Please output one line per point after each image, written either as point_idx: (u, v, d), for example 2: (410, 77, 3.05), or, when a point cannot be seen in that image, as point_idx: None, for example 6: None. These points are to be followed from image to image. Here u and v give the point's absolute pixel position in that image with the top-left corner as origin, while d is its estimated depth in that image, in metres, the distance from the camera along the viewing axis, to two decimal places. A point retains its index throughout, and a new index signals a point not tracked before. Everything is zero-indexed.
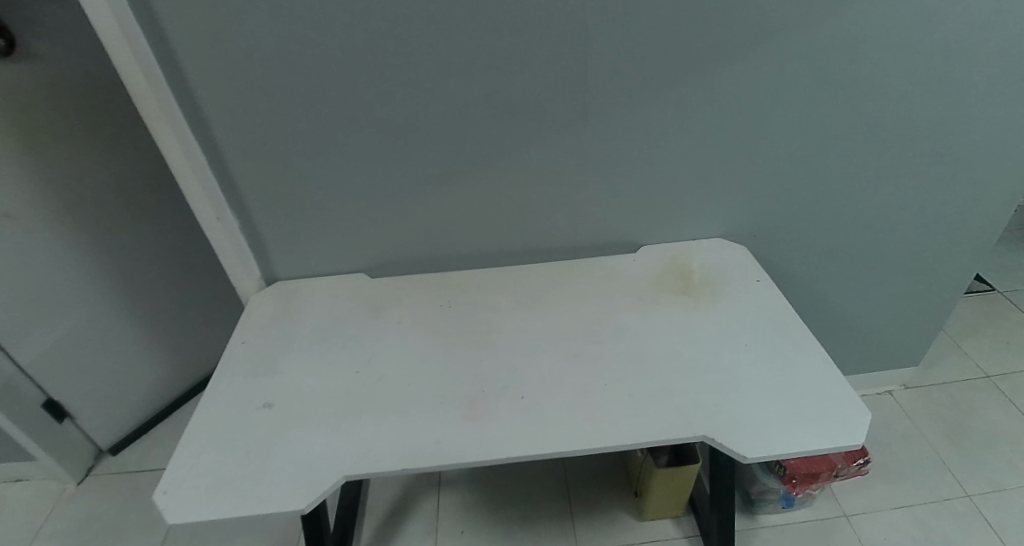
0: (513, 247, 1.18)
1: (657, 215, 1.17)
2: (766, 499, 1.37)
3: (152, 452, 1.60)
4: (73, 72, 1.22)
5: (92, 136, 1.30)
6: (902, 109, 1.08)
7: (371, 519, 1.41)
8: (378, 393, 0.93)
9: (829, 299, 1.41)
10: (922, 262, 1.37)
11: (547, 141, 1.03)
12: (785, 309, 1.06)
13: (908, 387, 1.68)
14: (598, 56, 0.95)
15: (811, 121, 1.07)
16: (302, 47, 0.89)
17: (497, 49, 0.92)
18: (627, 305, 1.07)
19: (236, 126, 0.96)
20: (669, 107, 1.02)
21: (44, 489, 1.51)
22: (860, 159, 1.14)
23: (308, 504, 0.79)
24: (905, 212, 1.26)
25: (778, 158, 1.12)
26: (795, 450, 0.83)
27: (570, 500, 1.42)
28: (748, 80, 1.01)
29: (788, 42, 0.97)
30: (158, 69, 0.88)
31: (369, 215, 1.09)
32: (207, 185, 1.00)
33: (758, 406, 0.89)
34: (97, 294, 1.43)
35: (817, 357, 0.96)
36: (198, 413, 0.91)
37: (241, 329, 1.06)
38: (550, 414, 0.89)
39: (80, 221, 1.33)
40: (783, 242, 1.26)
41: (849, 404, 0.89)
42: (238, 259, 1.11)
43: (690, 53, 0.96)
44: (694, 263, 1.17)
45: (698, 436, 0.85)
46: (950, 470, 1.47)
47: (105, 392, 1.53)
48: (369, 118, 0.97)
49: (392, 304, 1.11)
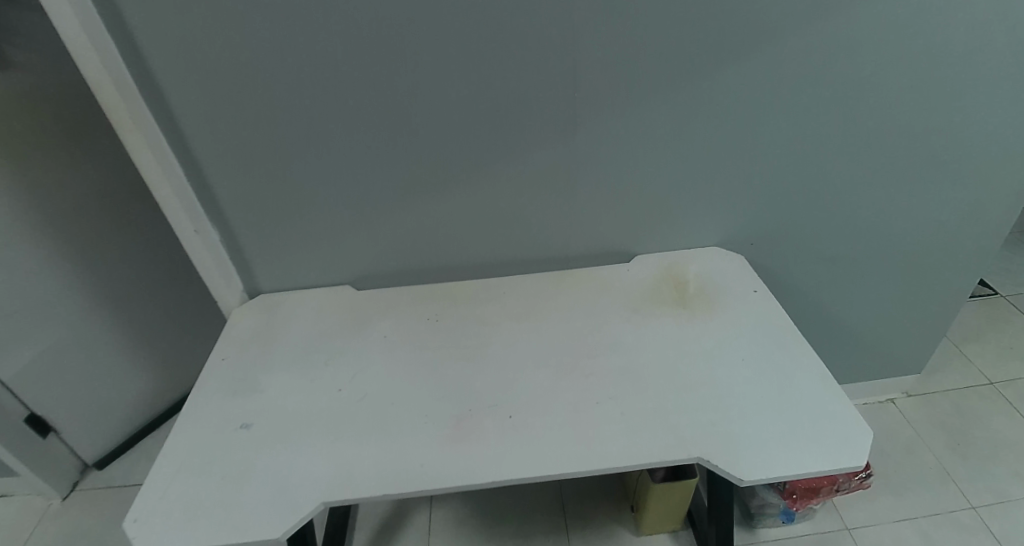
0: (503, 257, 1.15)
1: (652, 223, 1.14)
2: (765, 513, 1.34)
3: (140, 466, 1.57)
4: (51, 81, 1.19)
5: (72, 145, 1.26)
6: (902, 114, 1.05)
7: (361, 534, 1.37)
8: (360, 412, 0.90)
9: (828, 307, 1.38)
10: (924, 268, 1.33)
11: (535, 149, 1.00)
12: (783, 321, 1.02)
13: (911, 395, 1.65)
14: (588, 61, 0.92)
15: (808, 125, 1.04)
16: (281, 53, 0.86)
17: (482, 55, 0.89)
18: (620, 318, 1.04)
19: (213, 137, 0.93)
20: (663, 113, 0.99)
21: (28, 505, 1.48)
22: (859, 164, 1.11)
23: (285, 531, 0.76)
24: (907, 217, 1.22)
25: (773, 164, 1.08)
26: (795, 472, 0.80)
27: (566, 514, 1.39)
28: (744, 84, 0.97)
29: (784, 46, 0.94)
30: (130, 78, 0.85)
31: (354, 225, 1.06)
32: (184, 196, 0.97)
33: (757, 425, 0.85)
34: (80, 306, 1.40)
35: (817, 372, 0.93)
36: (174, 435, 0.88)
37: (221, 345, 1.03)
38: (540, 434, 0.85)
39: (60, 231, 1.30)
40: (781, 250, 1.23)
41: (850, 422, 0.85)
42: (219, 272, 1.08)
43: (683, 58, 0.93)
44: (689, 273, 1.14)
45: (693, 458, 0.82)
46: (953, 480, 1.44)
47: (90, 405, 1.50)
48: (353, 126, 0.94)
49: (378, 318, 1.07)
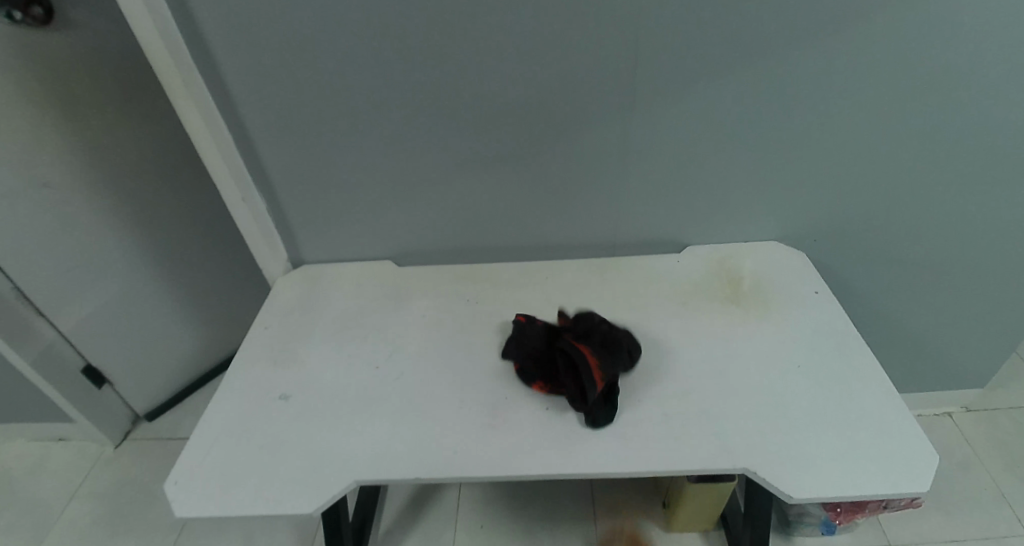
0: (547, 241, 1.12)
1: (707, 213, 1.08)
2: (803, 521, 1.29)
3: (185, 421, 1.63)
4: (109, 44, 1.21)
5: (127, 106, 1.29)
6: (998, 110, 0.95)
7: (391, 506, 1.39)
8: (396, 391, 0.90)
9: (889, 312, 1.29)
10: (1002, 278, 1.22)
11: (588, 130, 0.95)
12: (845, 327, 0.96)
13: (971, 410, 1.54)
14: (651, 39, 0.85)
15: (887, 118, 0.95)
16: (329, 22, 0.83)
17: (537, 29, 0.84)
18: (667, 313, 1.00)
19: (262, 106, 0.92)
20: (729, 96, 0.92)
21: (84, 451, 1.57)
22: (941, 162, 1.02)
23: (318, 507, 0.76)
24: (989, 223, 1.12)
25: (843, 159, 1.01)
26: (849, 493, 0.75)
27: (593, 503, 1.37)
28: (820, 71, 0.89)
29: (869, 31, 0.85)
30: (182, 43, 0.85)
31: (398, 201, 1.05)
32: (233, 164, 0.98)
33: (809, 438, 0.80)
34: (133, 265, 1.44)
35: (879, 385, 0.87)
36: (215, 399, 0.90)
37: (264, 313, 1.04)
38: (577, 427, 0.83)
39: (116, 192, 1.34)
40: (845, 249, 1.15)
41: (914, 443, 0.79)
42: (264, 240, 1.08)
43: (754, 40, 0.86)
44: (744, 268, 1.08)
45: (738, 469, 0.78)
46: (1012, 505, 1.34)
47: (141, 360, 1.56)
48: (401, 98, 0.91)
49: (417, 296, 1.06)
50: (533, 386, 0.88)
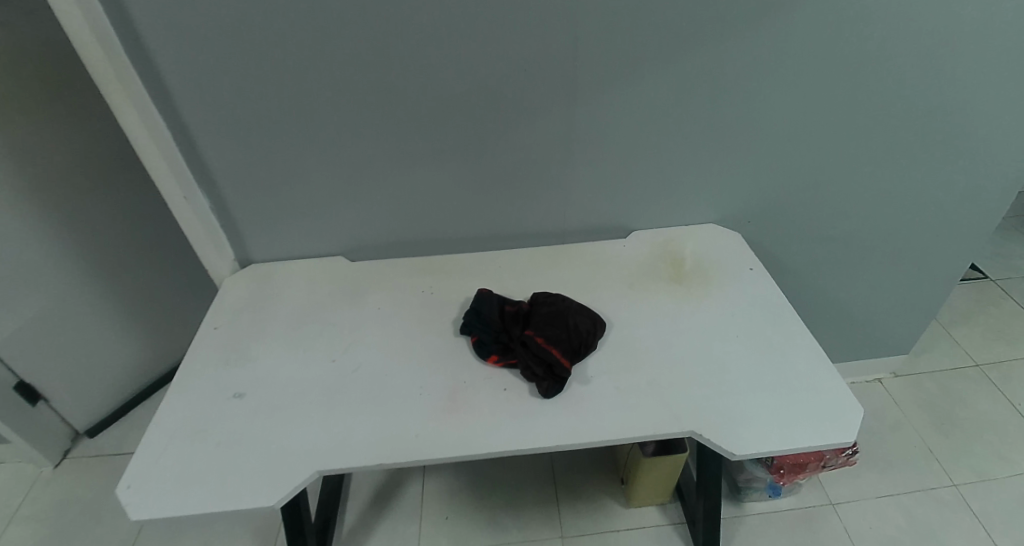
0: (499, 231, 1.14)
1: (650, 199, 1.13)
2: (752, 487, 1.36)
3: (132, 434, 1.57)
4: (28, 41, 1.15)
5: (58, 107, 1.24)
6: (901, 96, 1.04)
7: (354, 504, 1.38)
8: (354, 383, 0.90)
9: (821, 286, 1.38)
10: (918, 250, 1.33)
11: (532, 119, 0.98)
12: (778, 300, 1.02)
13: (898, 375, 1.67)
14: (588, 30, 0.89)
15: (807, 104, 1.02)
16: (269, 16, 0.83)
17: (477, 22, 0.86)
18: (617, 293, 1.04)
19: (203, 101, 0.91)
20: (663, 85, 0.97)
21: (20, 473, 1.48)
22: (857, 145, 1.10)
23: (281, 499, 0.76)
24: (903, 200, 1.22)
25: (771, 144, 1.07)
26: (785, 447, 0.81)
27: (555, 486, 1.40)
28: (743, 61, 0.96)
29: (785, 24, 0.92)
30: (115, 37, 0.83)
31: (348, 195, 1.05)
32: (174, 161, 0.95)
33: (750, 402, 0.86)
34: (66, 274, 1.38)
35: (809, 350, 0.93)
36: (166, 403, 0.87)
37: (214, 314, 1.02)
38: (534, 406, 0.85)
39: (43, 198, 1.28)
40: (778, 229, 1.23)
41: (842, 400, 0.86)
42: (210, 240, 1.06)
43: (682, 32, 0.91)
44: (686, 250, 1.13)
45: (686, 432, 0.82)
46: (937, 459, 1.46)
47: (79, 374, 1.49)
48: (347, 90, 0.91)
49: (372, 289, 1.07)
50: (488, 359, 0.92)
